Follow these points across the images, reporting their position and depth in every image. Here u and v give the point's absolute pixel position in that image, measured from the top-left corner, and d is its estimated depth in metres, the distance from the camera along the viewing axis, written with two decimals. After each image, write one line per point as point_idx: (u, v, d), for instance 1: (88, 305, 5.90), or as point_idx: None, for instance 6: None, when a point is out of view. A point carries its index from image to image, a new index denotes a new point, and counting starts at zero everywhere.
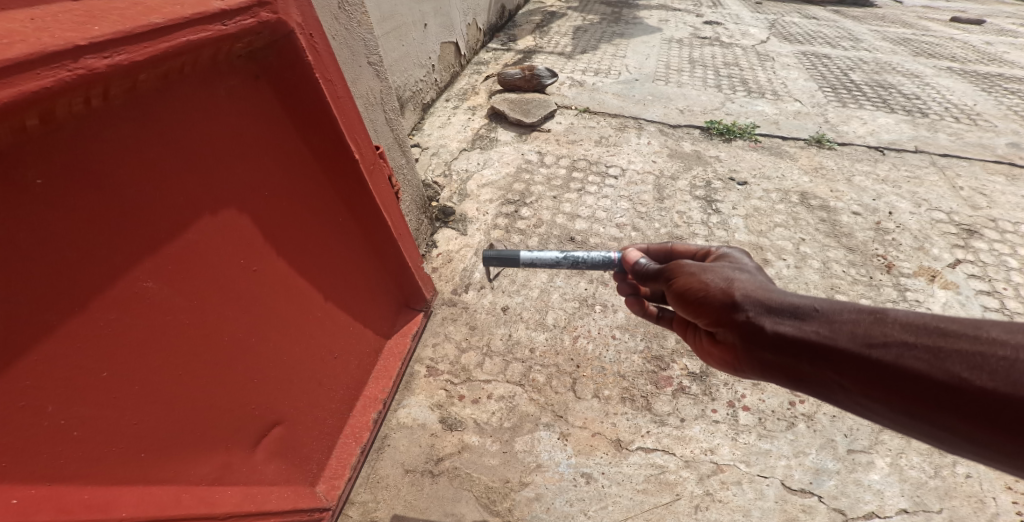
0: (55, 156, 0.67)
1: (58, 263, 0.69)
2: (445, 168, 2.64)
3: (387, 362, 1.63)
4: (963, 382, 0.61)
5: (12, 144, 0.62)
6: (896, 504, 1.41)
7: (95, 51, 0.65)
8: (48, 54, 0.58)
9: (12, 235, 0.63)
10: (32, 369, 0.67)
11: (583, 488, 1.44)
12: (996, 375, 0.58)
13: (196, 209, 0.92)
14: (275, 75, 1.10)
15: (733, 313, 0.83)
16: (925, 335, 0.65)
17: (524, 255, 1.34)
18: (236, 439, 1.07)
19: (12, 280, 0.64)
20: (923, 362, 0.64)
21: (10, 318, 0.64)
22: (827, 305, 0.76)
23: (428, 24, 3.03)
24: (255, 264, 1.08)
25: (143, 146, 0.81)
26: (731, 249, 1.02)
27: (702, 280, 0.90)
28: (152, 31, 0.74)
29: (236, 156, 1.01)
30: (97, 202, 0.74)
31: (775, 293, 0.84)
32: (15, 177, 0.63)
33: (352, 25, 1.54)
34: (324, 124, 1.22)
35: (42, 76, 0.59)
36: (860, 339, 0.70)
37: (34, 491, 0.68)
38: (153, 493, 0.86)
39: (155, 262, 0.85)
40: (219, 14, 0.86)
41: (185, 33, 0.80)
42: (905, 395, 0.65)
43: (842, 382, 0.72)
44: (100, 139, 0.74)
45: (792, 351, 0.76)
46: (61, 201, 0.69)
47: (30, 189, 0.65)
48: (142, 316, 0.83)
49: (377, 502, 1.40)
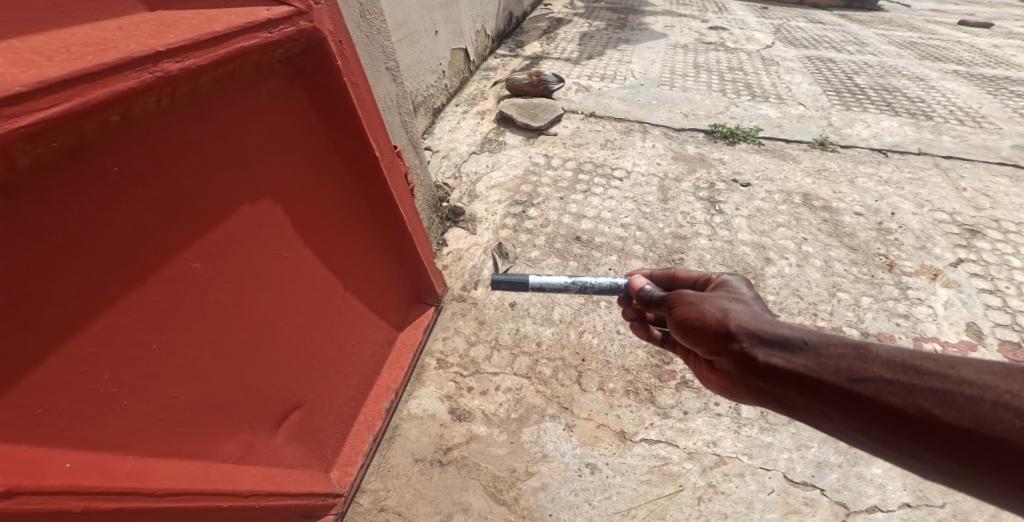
0: (128, 148, 0.76)
1: (125, 242, 0.78)
2: (455, 170, 2.72)
3: (399, 354, 1.71)
4: (933, 418, 0.65)
5: (97, 136, 0.71)
6: (899, 498, 1.45)
7: (170, 56, 0.74)
8: (136, 59, 0.67)
9: (89, 215, 0.71)
10: (95, 338, 0.75)
11: (588, 478, 1.49)
12: (962, 412, 0.63)
13: (237, 199, 1.00)
14: (310, 78, 1.19)
15: (728, 343, 0.87)
16: (902, 372, 0.68)
17: (532, 280, 1.38)
18: (260, 420, 1.15)
19: (86, 256, 0.72)
20: (898, 397, 0.68)
21: (80, 289, 0.72)
22: (815, 338, 0.79)
23: (439, 31, 3.12)
24: (284, 252, 1.16)
25: (197, 139, 0.89)
26: (731, 277, 1.05)
27: (699, 310, 0.94)
28: (214, 38, 0.82)
29: (273, 153, 1.10)
30: (158, 189, 0.82)
31: (769, 324, 0.87)
32: (97, 165, 0.72)
33: (372, 33, 1.63)
34: (350, 125, 1.30)
35: (129, 77, 0.68)
36: (843, 374, 0.74)
37: (84, 457, 0.74)
38: (185, 466, 0.92)
39: (202, 245, 0.93)
40: (266, 23, 0.96)
41: (239, 40, 0.88)
42: (882, 426, 0.69)
43: (828, 411, 0.76)
44: (162, 133, 0.82)
45: (782, 380, 0.80)
46: (131, 187, 0.77)
47: (107, 175, 0.73)
48: (189, 295, 0.91)
49: (387, 491, 1.46)
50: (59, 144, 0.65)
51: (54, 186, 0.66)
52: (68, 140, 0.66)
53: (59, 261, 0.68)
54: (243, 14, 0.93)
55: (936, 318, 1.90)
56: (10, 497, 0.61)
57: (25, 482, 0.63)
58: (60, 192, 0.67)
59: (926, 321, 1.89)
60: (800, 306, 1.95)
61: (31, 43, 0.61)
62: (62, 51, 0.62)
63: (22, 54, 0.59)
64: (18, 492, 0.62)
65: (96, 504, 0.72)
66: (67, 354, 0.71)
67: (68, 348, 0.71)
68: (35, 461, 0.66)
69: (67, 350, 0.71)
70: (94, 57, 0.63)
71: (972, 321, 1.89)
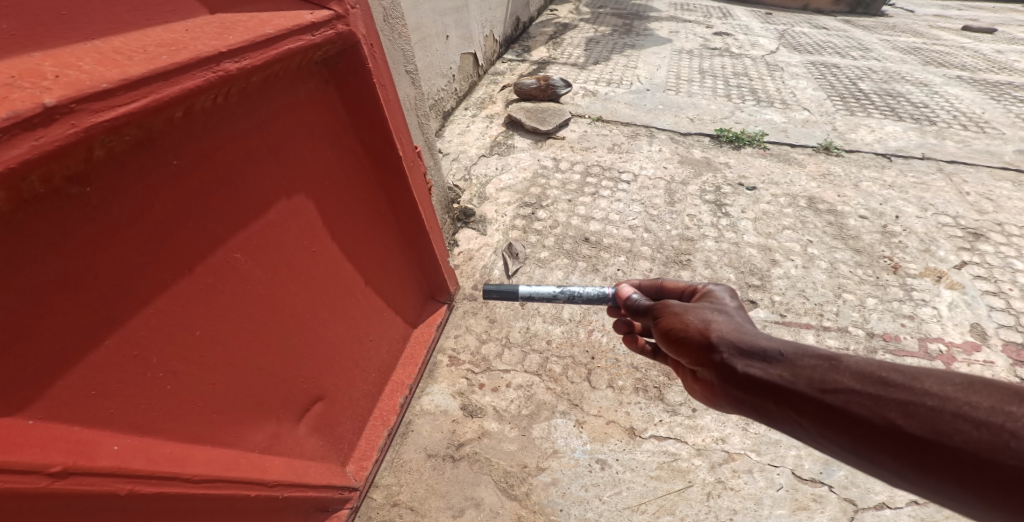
0: (185, 143, 0.82)
1: (179, 230, 0.84)
2: (465, 173, 2.77)
3: (414, 350, 1.75)
4: (898, 427, 0.67)
5: (161, 131, 0.78)
6: (906, 495, 1.47)
7: (230, 57, 0.81)
8: (201, 59, 0.75)
9: (149, 204, 0.78)
10: (148, 321, 0.81)
11: (598, 473, 1.52)
12: (924, 423, 0.65)
13: (275, 193, 1.06)
14: (344, 80, 1.25)
15: (709, 354, 0.88)
16: (869, 383, 0.71)
17: (522, 290, 1.41)
18: (285, 411, 1.19)
19: (145, 243, 0.78)
20: (866, 407, 0.70)
21: (139, 274, 0.78)
22: (790, 349, 0.81)
23: (449, 35, 3.19)
24: (314, 246, 1.21)
25: (243, 135, 0.95)
26: (717, 287, 1.07)
27: (683, 320, 0.96)
28: (266, 40, 0.89)
29: (308, 150, 1.15)
30: (206, 181, 0.88)
31: (748, 335, 0.89)
32: (155, 158, 0.78)
33: (395, 36, 1.69)
34: (378, 125, 1.36)
35: (194, 76, 0.75)
36: (815, 385, 0.75)
37: (130, 440, 0.78)
38: (218, 454, 0.97)
39: (243, 237, 0.98)
40: (310, 26, 1.01)
41: (287, 43, 0.95)
42: (851, 436, 0.71)
43: (802, 421, 0.78)
44: (214, 129, 0.88)
45: (760, 390, 0.82)
46: (187, 179, 0.84)
47: (166, 168, 0.80)
48: (229, 283, 0.97)
49: (400, 486, 1.49)
50: (130, 138, 0.72)
51: (121, 177, 0.72)
52: (138, 134, 0.73)
53: (123, 248, 0.74)
54: (290, 17, 0.99)
55: (941, 319, 1.93)
56: (66, 477, 0.66)
57: (80, 462, 0.67)
58: (127, 182, 0.74)
59: (930, 322, 1.92)
60: (807, 306, 1.98)
61: (113, 44, 0.70)
62: (140, 51, 0.70)
63: (107, 53, 0.67)
64: (73, 472, 0.66)
65: (138, 488, 0.76)
66: (124, 336, 0.77)
67: (125, 330, 0.77)
68: (87, 442, 0.71)
69: (124, 332, 0.77)
70: (168, 57, 0.71)
71: (975, 322, 1.92)
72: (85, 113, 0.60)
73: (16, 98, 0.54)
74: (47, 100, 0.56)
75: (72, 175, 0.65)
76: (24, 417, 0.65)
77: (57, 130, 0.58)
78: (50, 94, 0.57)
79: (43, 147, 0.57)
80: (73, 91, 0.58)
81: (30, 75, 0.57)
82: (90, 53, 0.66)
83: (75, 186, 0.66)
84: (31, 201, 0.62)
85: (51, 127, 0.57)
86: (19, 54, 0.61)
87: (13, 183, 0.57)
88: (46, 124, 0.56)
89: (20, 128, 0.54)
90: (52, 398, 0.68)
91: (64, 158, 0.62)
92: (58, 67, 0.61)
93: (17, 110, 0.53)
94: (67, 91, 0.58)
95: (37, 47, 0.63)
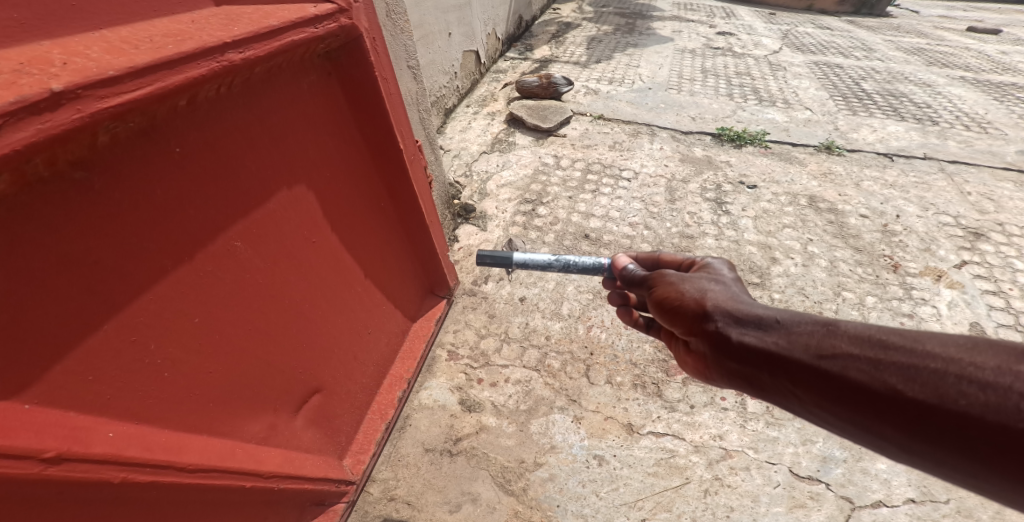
0: (188, 131, 0.83)
1: (180, 218, 0.84)
2: (466, 169, 2.78)
3: (412, 344, 1.76)
4: (898, 392, 0.66)
5: (164, 119, 0.78)
6: (904, 493, 1.47)
7: (235, 47, 0.81)
8: (206, 49, 0.76)
9: (150, 192, 0.78)
10: (146, 307, 0.81)
11: (595, 469, 1.52)
12: (926, 387, 0.63)
13: (276, 184, 1.06)
14: (346, 73, 1.25)
15: (704, 323, 0.89)
16: (868, 348, 0.70)
17: (517, 258, 1.40)
18: (283, 402, 1.19)
19: (145, 230, 0.78)
20: (864, 373, 0.69)
21: (138, 261, 0.78)
22: (787, 316, 0.82)
23: (452, 33, 3.19)
24: (314, 237, 1.22)
25: (245, 125, 0.96)
26: (715, 260, 1.07)
27: (679, 291, 0.97)
28: (270, 31, 0.89)
29: (309, 141, 1.16)
30: (208, 171, 0.88)
31: (744, 305, 0.90)
32: (158, 145, 0.79)
33: (396, 32, 1.70)
34: (379, 119, 1.36)
35: (199, 66, 0.76)
36: (812, 351, 0.75)
37: (126, 428, 0.79)
38: (214, 444, 0.97)
39: (243, 227, 0.99)
40: (314, 19, 1.02)
41: (290, 34, 0.95)
42: (848, 404, 0.71)
43: (797, 390, 0.78)
44: (217, 118, 0.89)
45: (753, 359, 0.82)
46: (190, 168, 0.85)
47: (169, 155, 0.81)
48: (228, 272, 0.97)
49: (397, 481, 1.49)
50: (134, 124, 0.73)
51: (123, 163, 0.73)
52: (141, 121, 0.73)
53: (123, 234, 0.75)
54: (294, 10, 1.00)
55: (940, 318, 1.93)
56: (60, 463, 0.66)
57: (74, 448, 0.67)
58: (129, 168, 0.74)
59: (929, 320, 1.92)
60: (806, 304, 1.98)
61: (121, 34, 0.70)
62: (147, 40, 0.71)
63: (114, 42, 0.68)
64: (66, 458, 0.67)
65: (132, 477, 0.77)
66: (122, 322, 0.77)
67: (123, 316, 0.77)
68: (82, 429, 0.71)
69: (123, 319, 0.77)
70: (174, 47, 0.71)
71: (975, 321, 1.91)
72: (90, 99, 0.61)
73: (23, 83, 0.55)
74: (54, 85, 0.56)
75: (76, 160, 0.66)
76: (22, 401, 0.65)
77: (62, 115, 0.58)
78: (58, 79, 0.57)
79: (49, 131, 0.57)
80: (80, 77, 0.59)
81: (37, 61, 0.58)
82: (97, 42, 0.67)
83: (79, 171, 0.67)
84: (35, 185, 0.62)
85: (56, 112, 0.57)
86: (28, 42, 0.62)
87: (17, 165, 0.57)
88: (52, 109, 0.57)
89: (27, 113, 0.54)
90: (49, 382, 0.69)
91: (69, 143, 0.62)
92: (66, 54, 0.61)
93: (25, 95, 0.54)
94: (74, 77, 0.58)
95: (46, 35, 0.64)
